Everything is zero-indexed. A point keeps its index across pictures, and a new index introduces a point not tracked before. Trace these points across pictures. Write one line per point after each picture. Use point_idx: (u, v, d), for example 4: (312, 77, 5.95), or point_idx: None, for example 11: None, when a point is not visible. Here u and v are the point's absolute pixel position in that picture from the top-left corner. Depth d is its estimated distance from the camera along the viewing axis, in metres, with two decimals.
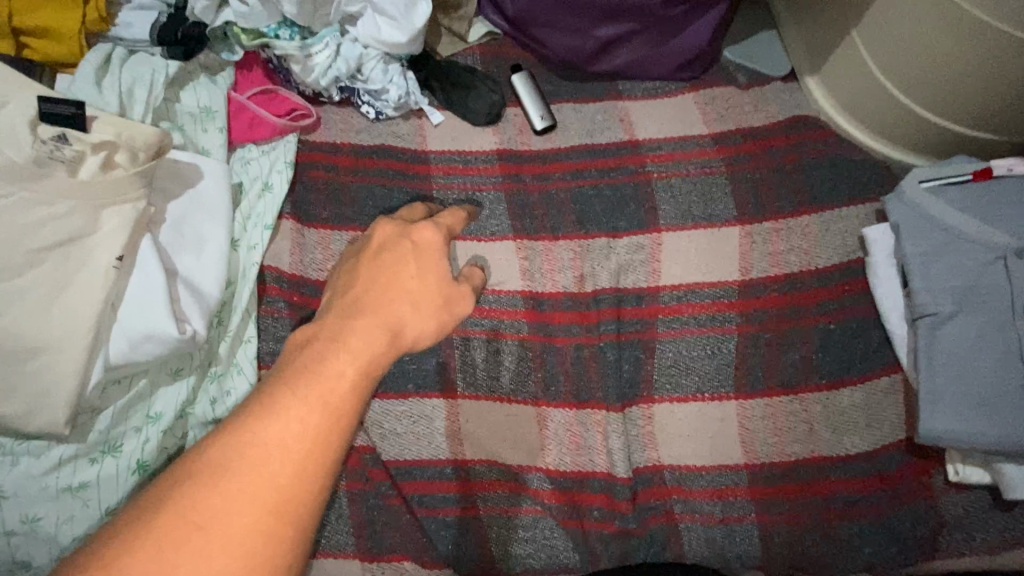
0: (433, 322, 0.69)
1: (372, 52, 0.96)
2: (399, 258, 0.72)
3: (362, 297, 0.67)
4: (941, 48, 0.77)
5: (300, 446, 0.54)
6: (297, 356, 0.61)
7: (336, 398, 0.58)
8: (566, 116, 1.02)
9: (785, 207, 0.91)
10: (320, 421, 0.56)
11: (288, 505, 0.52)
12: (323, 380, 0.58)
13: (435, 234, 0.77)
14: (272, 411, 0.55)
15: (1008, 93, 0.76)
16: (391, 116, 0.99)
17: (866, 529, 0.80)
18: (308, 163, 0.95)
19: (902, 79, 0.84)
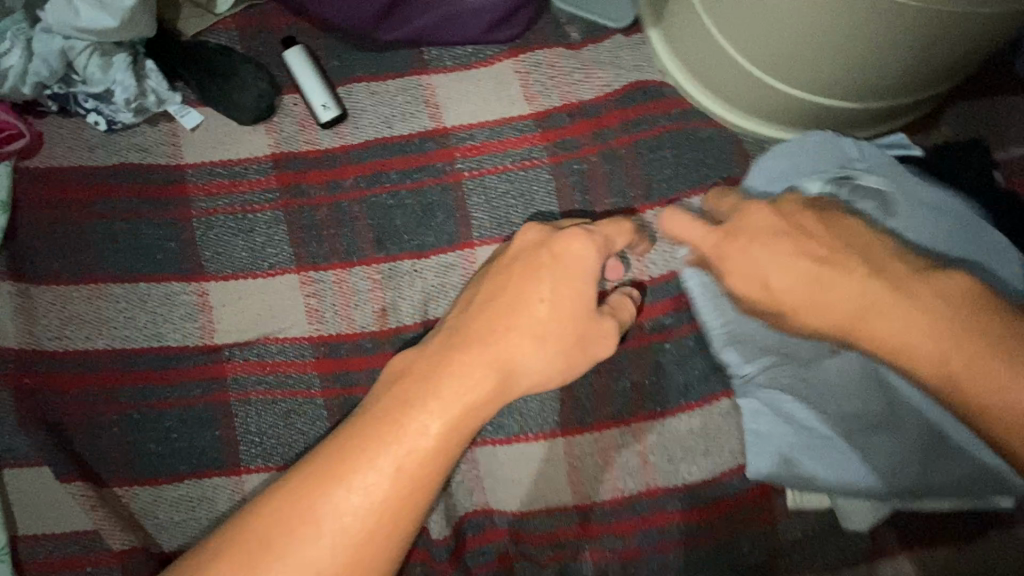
0: (556, 367, 0.62)
1: (78, 43, 0.74)
2: (541, 277, 0.62)
3: (502, 330, 0.59)
4: (829, 33, 0.59)
5: (380, 508, 0.53)
6: (384, 405, 0.56)
7: (423, 469, 0.55)
8: (359, 101, 0.82)
9: (614, 205, 0.77)
10: (402, 479, 0.54)
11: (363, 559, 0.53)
12: (403, 459, 0.54)
13: (587, 246, 0.63)
14: (362, 459, 0.54)
15: (903, 70, 0.62)
16: (131, 123, 0.78)
17: (702, 557, 0.75)
18: (29, 199, 0.75)
19: (762, 54, 0.66)
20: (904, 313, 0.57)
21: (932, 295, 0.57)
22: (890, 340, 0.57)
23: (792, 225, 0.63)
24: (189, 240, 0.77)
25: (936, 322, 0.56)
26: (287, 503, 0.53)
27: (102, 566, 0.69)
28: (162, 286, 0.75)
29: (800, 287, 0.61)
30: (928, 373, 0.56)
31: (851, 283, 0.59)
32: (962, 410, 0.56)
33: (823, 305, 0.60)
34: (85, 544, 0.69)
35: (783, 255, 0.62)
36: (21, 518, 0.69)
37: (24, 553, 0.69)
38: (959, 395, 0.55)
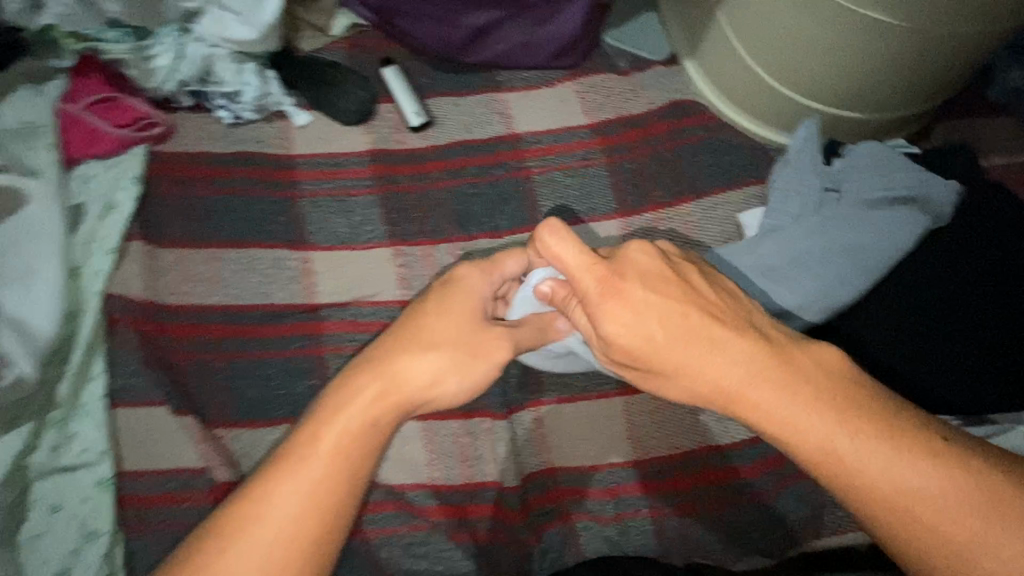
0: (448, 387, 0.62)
1: (221, 50, 0.89)
2: (397, 334, 0.63)
3: (372, 363, 0.61)
4: (838, 44, 0.78)
5: (279, 551, 0.52)
6: (282, 457, 0.55)
7: (324, 498, 0.54)
8: (443, 111, 0.96)
9: (662, 196, 0.90)
10: (307, 505, 0.53)
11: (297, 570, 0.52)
12: (292, 494, 0.53)
13: (476, 276, 0.68)
14: (269, 487, 0.53)
15: (893, 78, 0.81)
16: (251, 119, 0.92)
17: (753, 514, 0.82)
18: (156, 177, 0.87)
19: (782, 66, 0.85)
20: (773, 390, 0.55)
21: (755, 356, 0.57)
22: (776, 415, 0.55)
23: (650, 284, 0.60)
24: (296, 217, 0.88)
25: (816, 403, 0.54)
26: (233, 510, 0.53)
27: (197, 505, 0.75)
28: (272, 252, 0.85)
29: (691, 354, 0.58)
30: (813, 458, 0.53)
31: (716, 357, 0.57)
32: (856, 502, 0.52)
33: (723, 364, 0.57)
34: (183, 480, 0.76)
35: (690, 336, 0.58)
36: (126, 454, 0.76)
37: (125, 487, 0.75)
38: (853, 490, 0.52)
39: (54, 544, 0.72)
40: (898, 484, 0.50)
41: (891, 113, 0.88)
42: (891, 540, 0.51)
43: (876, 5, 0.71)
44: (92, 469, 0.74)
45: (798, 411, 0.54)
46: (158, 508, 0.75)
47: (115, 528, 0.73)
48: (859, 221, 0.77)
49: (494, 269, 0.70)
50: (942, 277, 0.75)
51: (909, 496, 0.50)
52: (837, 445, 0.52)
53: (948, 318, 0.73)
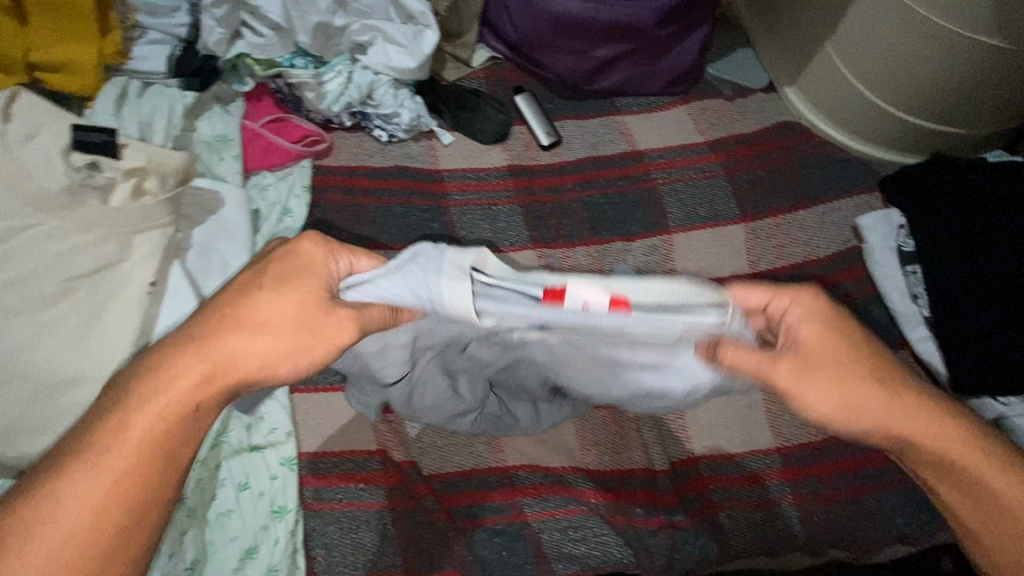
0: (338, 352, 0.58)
1: (382, 78, 1.00)
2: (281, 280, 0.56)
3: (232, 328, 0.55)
4: (945, 68, 0.88)
5: (82, 543, 0.50)
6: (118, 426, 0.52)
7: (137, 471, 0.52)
8: (570, 131, 1.07)
9: (782, 204, 0.98)
10: (146, 450, 0.53)
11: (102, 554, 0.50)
12: (125, 450, 0.52)
13: (315, 249, 0.59)
14: (61, 482, 0.51)
15: (995, 98, 0.91)
16: (403, 139, 1.02)
17: (893, 500, 0.85)
18: (323, 186, 0.96)
19: (885, 91, 0.96)
20: (898, 421, 0.63)
21: (909, 397, 0.63)
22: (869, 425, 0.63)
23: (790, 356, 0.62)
24: (449, 222, 0.96)
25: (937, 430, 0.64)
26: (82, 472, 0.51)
27: (372, 484, 0.78)
28: None
29: (862, 390, 0.62)
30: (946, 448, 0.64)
31: (833, 382, 0.62)
32: (925, 471, 0.65)
33: (818, 395, 0.62)
34: (357, 462, 0.79)
35: (800, 380, 0.62)
36: (304, 437, 0.80)
37: (305, 466, 0.78)
38: (923, 455, 0.64)
39: (243, 521, 0.74)
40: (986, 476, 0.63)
41: (988, 132, 0.98)
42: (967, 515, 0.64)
43: (982, 33, 0.82)
44: (278, 449, 0.78)
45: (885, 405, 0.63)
46: (337, 487, 0.78)
47: (299, 506, 0.76)
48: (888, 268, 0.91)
49: (338, 253, 0.60)
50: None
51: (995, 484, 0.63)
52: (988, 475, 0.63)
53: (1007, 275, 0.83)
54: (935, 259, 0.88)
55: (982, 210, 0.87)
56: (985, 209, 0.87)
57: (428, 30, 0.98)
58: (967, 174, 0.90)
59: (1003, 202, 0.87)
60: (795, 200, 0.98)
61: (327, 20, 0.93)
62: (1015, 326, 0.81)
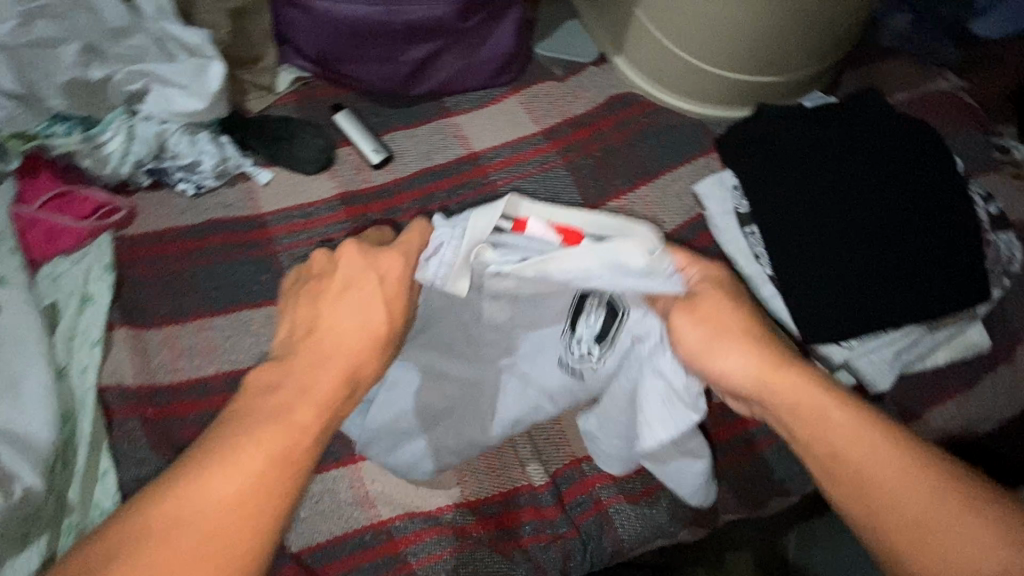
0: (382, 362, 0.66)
1: (171, 125, 0.90)
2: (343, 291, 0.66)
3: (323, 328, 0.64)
4: (742, 17, 0.87)
5: (212, 549, 0.52)
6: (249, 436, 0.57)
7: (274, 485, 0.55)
8: (401, 144, 0.99)
9: (622, 184, 0.96)
10: (279, 451, 0.56)
11: (253, 516, 0.54)
12: (280, 425, 0.58)
13: (396, 258, 0.69)
14: (193, 476, 0.54)
15: (800, 38, 0.90)
16: (213, 187, 0.92)
17: (769, 457, 0.87)
18: (128, 260, 0.86)
19: (699, 48, 0.94)
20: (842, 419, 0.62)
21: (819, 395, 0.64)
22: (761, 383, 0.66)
23: (705, 317, 0.69)
24: (280, 270, 0.89)
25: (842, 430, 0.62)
26: (171, 512, 0.53)
27: None
28: (262, 309, 0.85)
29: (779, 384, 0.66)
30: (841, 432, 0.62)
31: (751, 363, 0.67)
32: (821, 453, 0.63)
33: (738, 370, 0.67)
34: None
35: (696, 324, 0.69)
36: None
37: None
38: (847, 474, 0.61)
39: None
40: (875, 470, 0.60)
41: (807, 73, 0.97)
42: (837, 493, 0.62)
43: None
44: None
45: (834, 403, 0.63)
46: None
47: None
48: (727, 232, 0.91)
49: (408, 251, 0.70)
50: (922, 231, 0.82)
51: (872, 475, 0.60)
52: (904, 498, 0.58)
53: (885, 246, 0.83)
54: (801, 207, 0.86)
55: (862, 152, 0.86)
56: (865, 154, 0.86)
57: (211, 62, 0.86)
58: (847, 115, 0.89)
59: (888, 149, 0.85)
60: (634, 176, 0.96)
61: (81, 76, 0.82)
62: (880, 295, 0.82)
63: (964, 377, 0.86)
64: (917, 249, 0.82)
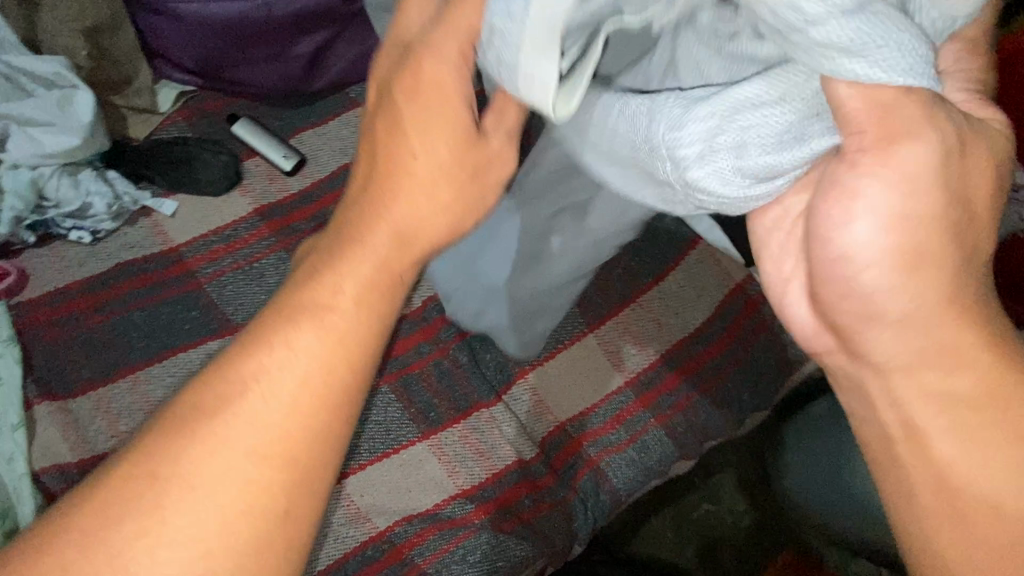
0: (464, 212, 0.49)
1: (45, 170, 0.80)
2: (418, 120, 0.46)
3: (401, 179, 0.47)
4: None
5: (259, 473, 0.42)
6: (296, 349, 0.44)
7: (337, 369, 0.44)
8: (312, 144, 0.93)
9: None
10: (320, 359, 0.44)
11: (298, 458, 0.42)
12: (322, 327, 0.44)
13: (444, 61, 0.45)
14: (250, 372, 0.43)
15: None
16: (113, 228, 0.84)
17: (739, 378, 0.90)
18: (34, 328, 0.77)
19: None
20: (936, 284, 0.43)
21: (993, 363, 0.44)
22: (900, 251, 0.42)
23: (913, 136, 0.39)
24: (209, 303, 0.82)
25: (973, 380, 0.44)
26: (210, 398, 0.43)
27: None
28: (200, 347, 0.79)
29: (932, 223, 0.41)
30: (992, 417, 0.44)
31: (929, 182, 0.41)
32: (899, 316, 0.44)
33: (882, 204, 0.41)
34: None
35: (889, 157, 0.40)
36: None
37: None
38: (905, 345, 0.45)
39: None
40: (929, 362, 0.44)
41: None
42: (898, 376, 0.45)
43: None
44: None
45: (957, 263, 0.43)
46: None
47: None
48: None
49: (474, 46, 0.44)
50: None
51: (924, 387, 0.45)
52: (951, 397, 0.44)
53: None
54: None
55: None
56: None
57: (77, 92, 0.80)
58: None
59: None
60: None
61: None
62: None
63: None
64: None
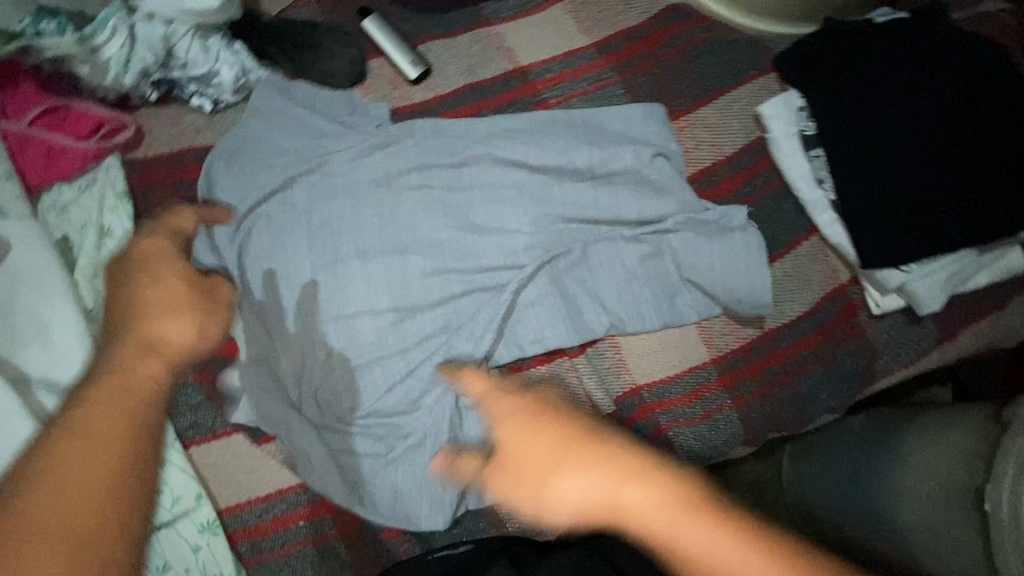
0: (215, 330, 0.64)
1: (180, 27, 0.78)
2: (152, 267, 0.63)
3: (130, 321, 0.59)
4: None
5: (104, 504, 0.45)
6: (92, 397, 0.51)
7: (117, 427, 0.49)
8: (439, 56, 0.90)
9: (680, 104, 0.90)
10: (115, 412, 0.50)
11: (116, 490, 0.46)
12: (136, 380, 0.54)
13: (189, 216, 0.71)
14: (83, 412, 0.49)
15: None
16: (233, 102, 0.81)
17: (819, 379, 0.88)
18: (146, 187, 0.76)
19: None
20: (573, 479, 0.50)
21: (655, 475, 0.48)
22: (506, 457, 0.54)
23: (524, 455, 0.53)
24: None
25: (625, 462, 0.50)
26: (87, 413, 0.49)
27: (313, 517, 0.72)
28: None
29: (551, 459, 0.52)
30: (588, 513, 0.50)
31: (552, 443, 0.52)
32: (593, 486, 0.49)
33: (577, 486, 0.50)
34: (290, 501, 0.72)
35: (540, 436, 0.53)
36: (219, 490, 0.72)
37: (230, 524, 0.71)
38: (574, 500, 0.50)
39: None
40: (587, 489, 0.49)
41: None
42: (591, 520, 0.50)
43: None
44: (191, 517, 0.66)
45: (555, 467, 0.51)
46: (272, 533, 0.71)
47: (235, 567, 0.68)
48: (795, 152, 0.88)
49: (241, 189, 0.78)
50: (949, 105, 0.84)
51: (547, 510, 0.51)
52: (660, 518, 0.47)
53: (933, 124, 0.83)
54: (821, 120, 0.87)
55: (900, 88, 0.84)
56: (938, 87, 0.84)
57: None
58: (898, 49, 0.86)
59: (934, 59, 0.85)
60: (692, 96, 0.90)
61: None
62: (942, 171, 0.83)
63: (993, 298, 0.91)
64: (928, 187, 0.83)
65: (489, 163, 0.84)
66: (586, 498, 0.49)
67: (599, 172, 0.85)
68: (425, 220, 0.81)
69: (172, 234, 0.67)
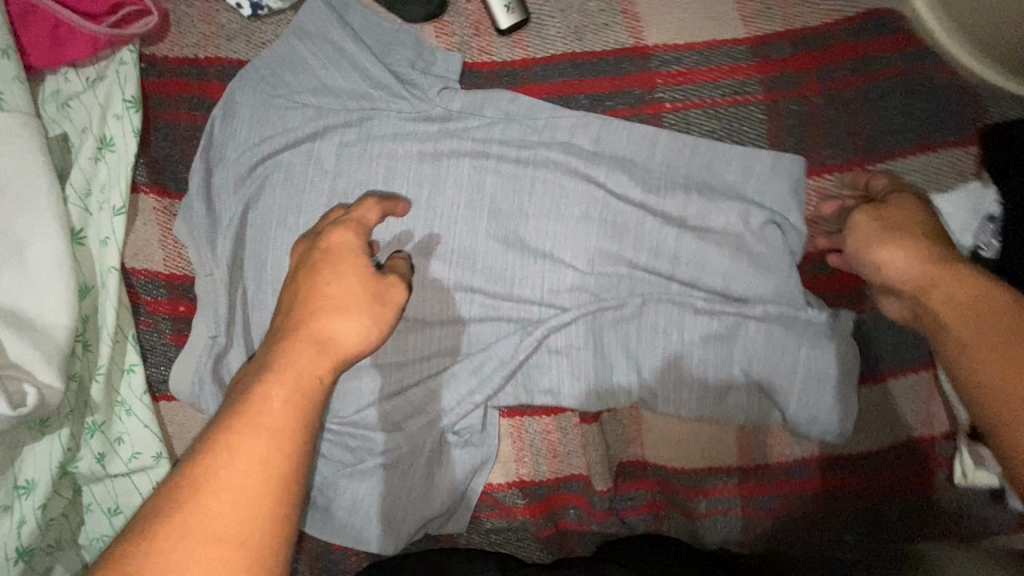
0: (379, 339, 0.54)
1: None
2: (333, 264, 0.55)
3: (319, 301, 0.52)
4: None
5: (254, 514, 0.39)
6: (264, 390, 0.45)
7: (284, 434, 0.43)
8: (544, 5, 0.70)
9: (831, 157, 0.67)
10: (291, 400, 0.45)
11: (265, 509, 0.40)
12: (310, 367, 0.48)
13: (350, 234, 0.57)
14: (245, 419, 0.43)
15: None
16: (276, 10, 0.66)
17: (851, 520, 0.72)
18: (161, 96, 0.65)
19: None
20: (955, 285, 0.50)
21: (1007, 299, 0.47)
22: (913, 274, 0.54)
23: (895, 218, 0.58)
24: None
25: (966, 289, 0.50)
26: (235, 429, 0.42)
27: None
28: None
29: (886, 248, 0.57)
30: (912, 285, 0.54)
31: (922, 246, 0.55)
32: (912, 264, 0.54)
33: (898, 258, 0.56)
34: None
35: (890, 246, 0.56)
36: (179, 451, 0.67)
37: None
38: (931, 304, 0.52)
39: None
40: (954, 289, 0.50)
41: None
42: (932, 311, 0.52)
43: None
44: (149, 473, 0.64)
45: (926, 283, 0.53)
46: None
47: None
48: None
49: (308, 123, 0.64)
50: None
51: (965, 308, 0.49)
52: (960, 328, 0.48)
53: None
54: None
55: None
56: None
57: None
58: None
59: None
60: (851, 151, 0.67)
61: None
62: None
63: None
64: None
65: (560, 174, 0.67)
66: (914, 272, 0.54)
67: (699, 226, 0.67)
68: (484, 226, 0.68)
69: (359, 223, 0.58)
